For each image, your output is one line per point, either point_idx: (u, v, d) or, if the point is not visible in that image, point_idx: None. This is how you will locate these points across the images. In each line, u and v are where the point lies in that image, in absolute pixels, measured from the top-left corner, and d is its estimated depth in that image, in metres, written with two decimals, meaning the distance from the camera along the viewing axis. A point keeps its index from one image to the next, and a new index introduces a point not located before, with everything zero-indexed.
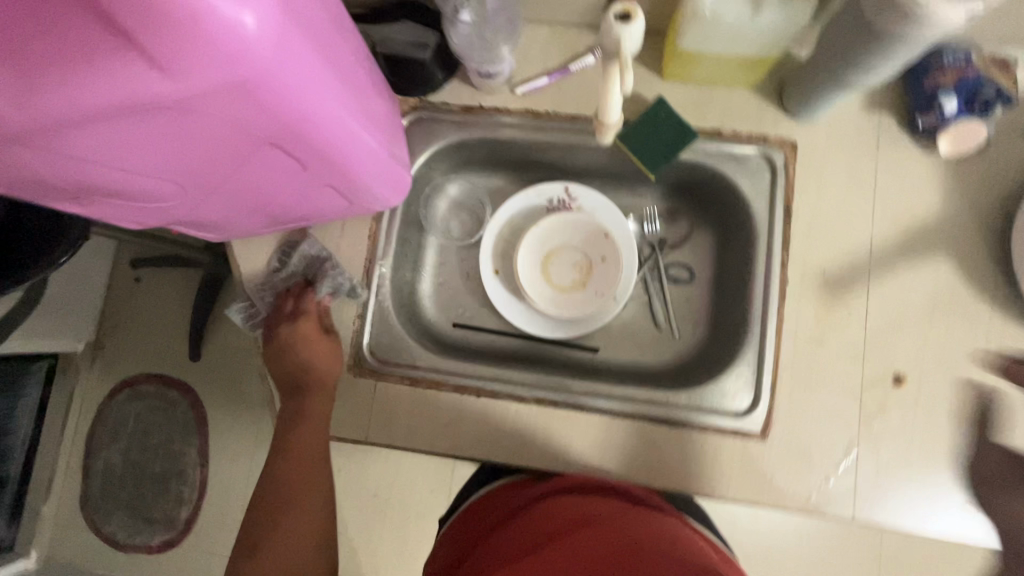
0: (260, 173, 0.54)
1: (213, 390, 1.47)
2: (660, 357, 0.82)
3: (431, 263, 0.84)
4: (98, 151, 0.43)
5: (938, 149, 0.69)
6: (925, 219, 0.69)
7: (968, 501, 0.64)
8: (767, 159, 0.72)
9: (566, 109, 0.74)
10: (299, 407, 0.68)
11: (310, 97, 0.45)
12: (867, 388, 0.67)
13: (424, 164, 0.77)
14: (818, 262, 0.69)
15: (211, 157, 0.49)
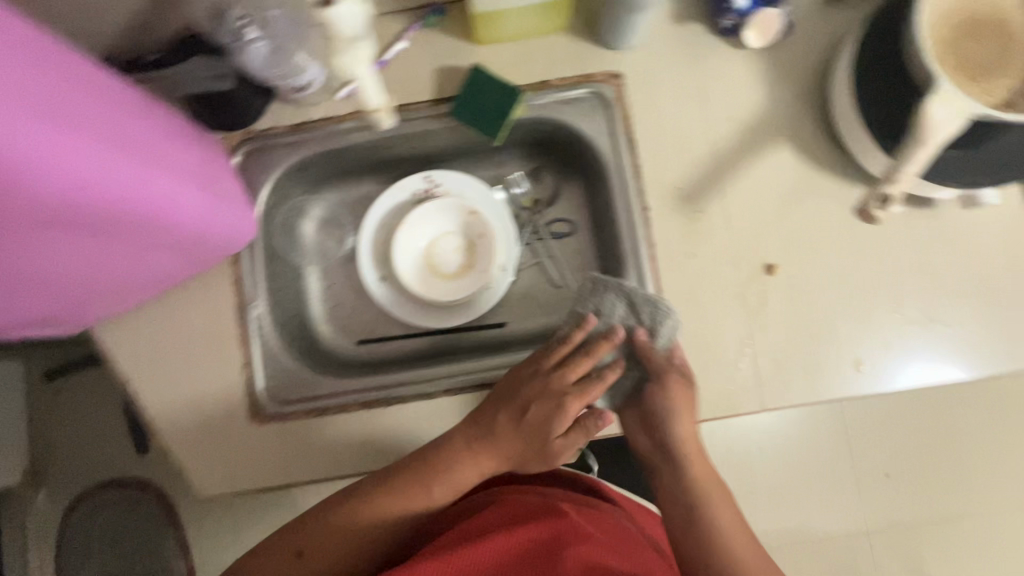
0: (67, 257, 0.53)
1: (166, 477, 1.41)
2: (564, 313, 0.83)
3: (316, 289, 0.82)
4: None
5: (748, 44, 0.70)
6: (756, 111, 0.71)
7: (855, 360, 0.69)
8: (599, 96, 0.72)
9: (393, 100, 0.73)
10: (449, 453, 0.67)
11: (69, 172, 0.44)
12: (745, 285, 0.70)
13: (272, 194, 0.74)
14: (670, 181, 0.71)
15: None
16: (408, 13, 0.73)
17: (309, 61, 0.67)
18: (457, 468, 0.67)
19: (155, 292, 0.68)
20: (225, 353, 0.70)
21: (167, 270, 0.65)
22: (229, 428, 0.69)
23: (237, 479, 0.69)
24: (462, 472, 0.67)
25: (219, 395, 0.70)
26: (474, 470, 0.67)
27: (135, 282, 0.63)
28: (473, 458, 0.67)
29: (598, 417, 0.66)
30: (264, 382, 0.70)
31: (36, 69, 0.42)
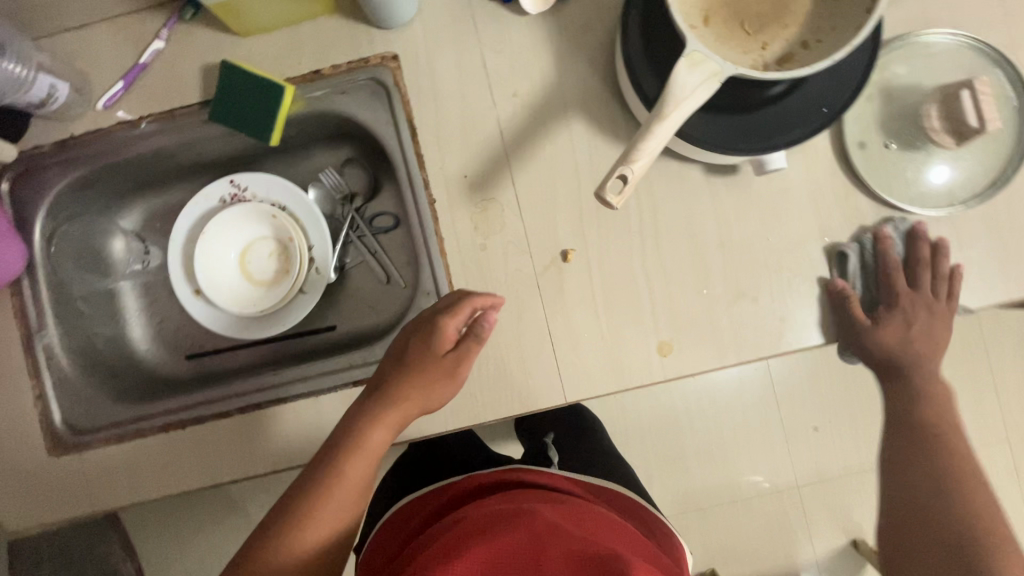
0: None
1: None
2: (391, 312, 0.80)
3: (133, 307, 0.79)
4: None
5: (527, 9, 0.65)
6: (544, 85, 0.66)
7: (661, 345, 0.65)
8: (377, 82, 0.67)
9: (160, 105, 0.68)
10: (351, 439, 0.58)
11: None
12: (542, 274, 0.66)
13: (52, 216, 0.71)
14: (458, 168, 0.66)
15: None
16: (165, 8, 0.68)
17: (31, 73, 0.61)
18: (361, 445, 0.58)
19: None
20: (13, 386, 0.68)
21: None
22: (25, 463, 0.67)
23: (36, 516, 0.67)
24: (372, 444, 0.59)
25: (11, 430, 0.67)
26: (383, 436, 0.59)
27: None
28: (378, 425, 0.59)
29: (474, 341, 0.58)
30: (60, 413, 0.68)
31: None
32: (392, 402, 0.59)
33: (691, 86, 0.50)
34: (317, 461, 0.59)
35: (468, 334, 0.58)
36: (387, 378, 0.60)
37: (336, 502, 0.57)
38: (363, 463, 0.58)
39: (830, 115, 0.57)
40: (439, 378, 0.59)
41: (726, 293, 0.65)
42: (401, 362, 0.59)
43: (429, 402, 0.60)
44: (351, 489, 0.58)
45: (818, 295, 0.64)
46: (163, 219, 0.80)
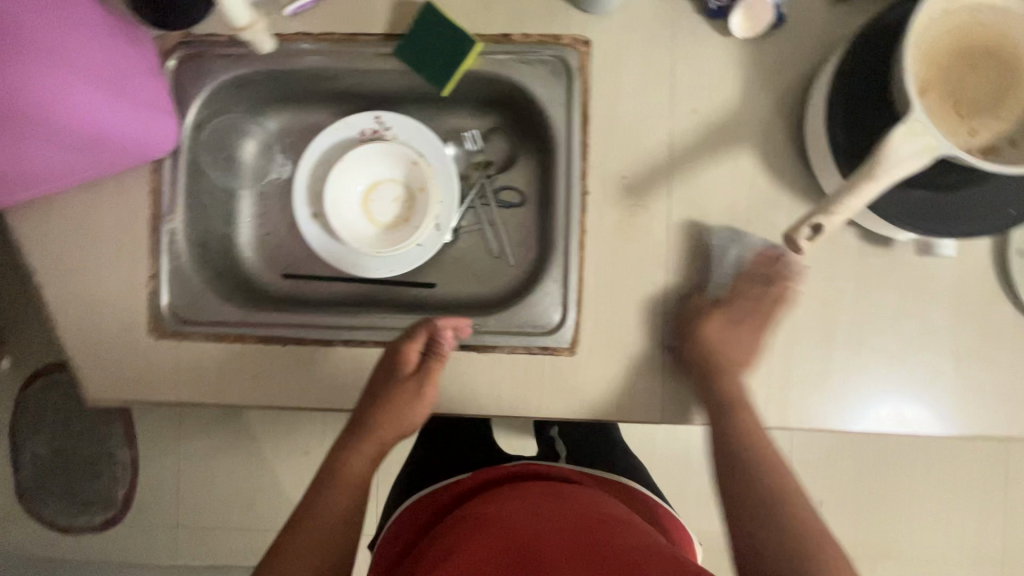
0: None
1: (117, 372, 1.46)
2: (494, 285, 0.80)
3: (247, 213, 0.79)
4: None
5: (733, 31, 0.64)
6: (726, 109, 0.65)
7: (767, 390, 0.66)
8: (561, 61, 0.67)
9: (344, 27, 0.67)
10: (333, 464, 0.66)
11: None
12: (671, 292, 0.66)
13: (206, 106, 0.71)
14: (618, 168, 0.66)
15: None
16: None
17: None
18: (342, 467, 0.66)
19: (66, 188, 0.66)
20: (130, 261, 0.68)
21: (74, 167, 0.62)
22: (127, 336, 0.68)
23: (125, 390, 0.68)
24: (353, 463, 0.66)
25: (121, 302, 0.68)
26: (364, 458, 0.67)
27: (41, 174, 0.61)
28: (360, 447, 0.66)
29: (427, 373, 0.64)
30: (168, 297, 0.69)
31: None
32: (363, 431, 0.66)
33: (905, 155, 0.50)
34: (314, 491, 0.65)
35: (427, 355, 0.64)
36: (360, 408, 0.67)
37: (327, 526, 0.62)
38: (347, 486, 0.65)
39: (1015, 218, 0.57)
40: (403, 404, 0.65)
41: (847, 359, 0.65)
42: (372, 395, 0.66)
43: (401, 425, 0.66)
44: (335, 510, 0.63)
45: (934, 385, 0.64)
46: (299, 135, 0.80)
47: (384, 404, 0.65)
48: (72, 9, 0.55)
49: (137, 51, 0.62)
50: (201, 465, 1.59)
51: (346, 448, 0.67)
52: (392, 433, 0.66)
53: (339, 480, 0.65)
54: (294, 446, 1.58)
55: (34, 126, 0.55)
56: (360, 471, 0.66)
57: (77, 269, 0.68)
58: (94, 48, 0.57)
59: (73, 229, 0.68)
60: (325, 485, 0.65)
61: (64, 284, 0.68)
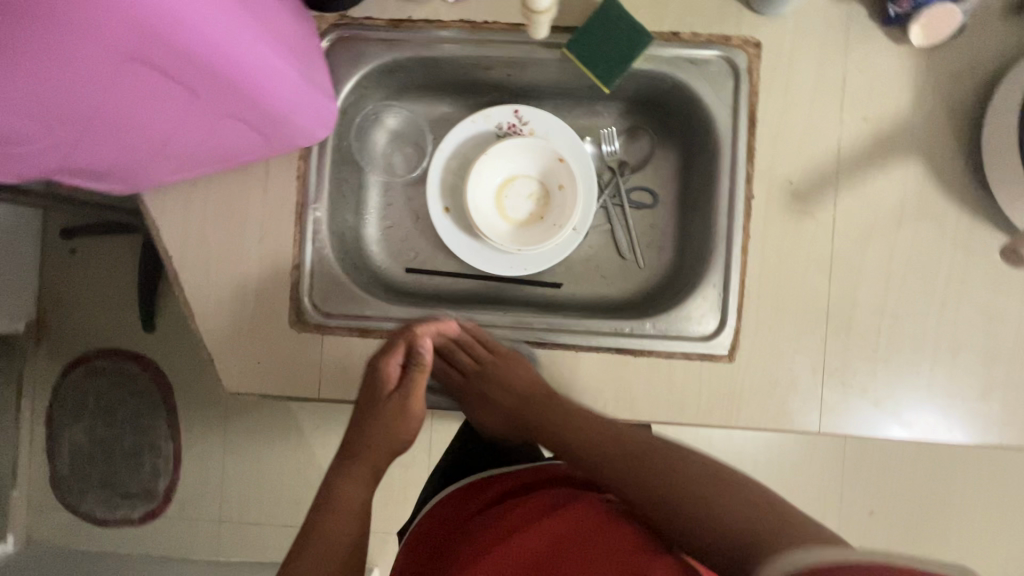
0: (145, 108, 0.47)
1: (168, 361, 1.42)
2: (623, 288, 0.78)
3: (375, 204, 0.77)
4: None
5: (910, 40, 0.63)
6: (895, 118, 0.65)
7: (927, 404, 0.65)
8: (730, 61, 0.65)
9: (508, 17, 0.65)
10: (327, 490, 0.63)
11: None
12: (832, 300, 0.65)
13: (353, 92, 0.68)
14: (784, 172, 0.65)
15: (100, 101, 0.45)
16: None
17: None
18: (338, 493, 0.62)
19: (212, 170, 0.63)
20: (274, 250, 0.66)
21: (240, 147, 0.59)
22: (267, 328, 0.66)
23: (261, 382, 0.66)
24: (348, 491, 0.63)
25: (262, 292, 0.66)
26: (358, 484, 0.64)
27: (208, 151, 0.58)
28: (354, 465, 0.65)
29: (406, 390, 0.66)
30: (310, 289, 0.66)
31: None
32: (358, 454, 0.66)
33: None
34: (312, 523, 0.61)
35: (408, 366, 0.65)
36: (359, 426, 0.67)
37: (335, 551, 0.59)
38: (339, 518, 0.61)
39: None
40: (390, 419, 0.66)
41: (1008, 374, 0.64)
42: (364, 418, 0.67)
43: (396, 443, 0.67)
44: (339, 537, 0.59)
45: None
46: (430, 126, 0.78)
47: (380, 424, 0.66)
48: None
49: (305, 31, 0.59)
50: (246, 458, 1.55)
51: (340, 476, 0.64)
52: (395, 447, 0.67)
53: (338, 506, 0.61)
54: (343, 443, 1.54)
55: (237, 103, 0.51)
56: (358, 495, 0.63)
57: (219, 255, 0.65)
58: (286, 23, 0.54)
59: (218, 214, 0.65)
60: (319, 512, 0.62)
61: (205, 271, 0.65)
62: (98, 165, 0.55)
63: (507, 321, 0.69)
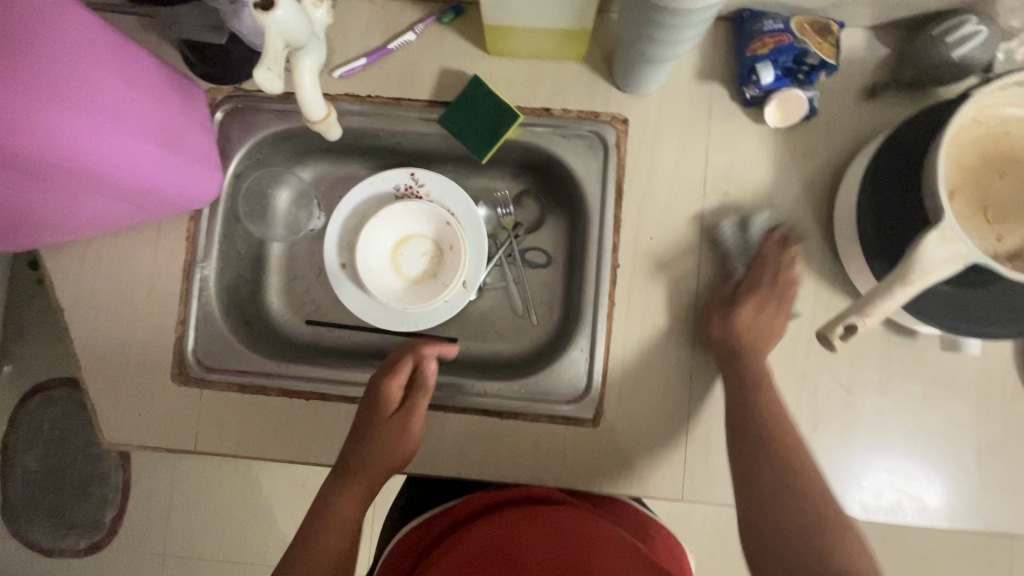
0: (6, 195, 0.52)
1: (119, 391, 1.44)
2: (516, 344, 0.80)
3: (276, 259, 0.80)
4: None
5: (766, 120, 0.66)
6: (756, 192, 0.67)
7: None
8: (598, 136, 0.68)
9: (390, 92, 0.70)
10: (320, 505, 0.62)
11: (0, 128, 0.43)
12: (697, 367, 0.67)
13: (247, 157, 0.72)
14: (650, 243, 0.67)
15: None
16: (426, 6, 0.70)
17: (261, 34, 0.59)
18: (335, 506, 0.61)
19: (93, 230, 0.67)
20: (160, 306, 0.69)
21: (116, 214, 0.64)
22: (150, 380, 0.68)
23: (142, 433, 0.68)
24: (345, 506, 0.61)
25: (147, 346, 0.68)
26: (353, 497, 0.62)
27: (83, 218, 0.62)
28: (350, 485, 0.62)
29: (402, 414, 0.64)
30: (193, 345, 0.69)
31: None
32: (348, 468, 0.63)
33: (936, 261, 0.50)
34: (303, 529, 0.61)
35: (411, 388, 0.65)
36: (352, 451, 0.63)
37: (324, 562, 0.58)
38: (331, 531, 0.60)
39: None
40: (397, 446, 0.63)
41: (868, 444, 0.65)
42: (351, 438, 0.64)
43: (388, 470, 0.63)
44: (327, 561, 0.58)
45: (957, 476, 0.64)
46: (333, 186, 0.81)
47: (360, 445, 0.63)
48: (138, 71, 0.56)
49: (181, 107, 0.63)
50: (194, 490, 1.55)
51: (326, 495, 0.62)
52: (380, 478, 0.63)
53: (334, 524, 0.60)
54: (290, 479, 1.54)
55: (100, 185, 0.56)
56: (350, 513, 0.61)
57: (108, 310, 0.68)
58: (154, 108, 0.58)
59: (109, 272, 0.69)
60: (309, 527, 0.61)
61: (93, 325, 0.68)
62: None
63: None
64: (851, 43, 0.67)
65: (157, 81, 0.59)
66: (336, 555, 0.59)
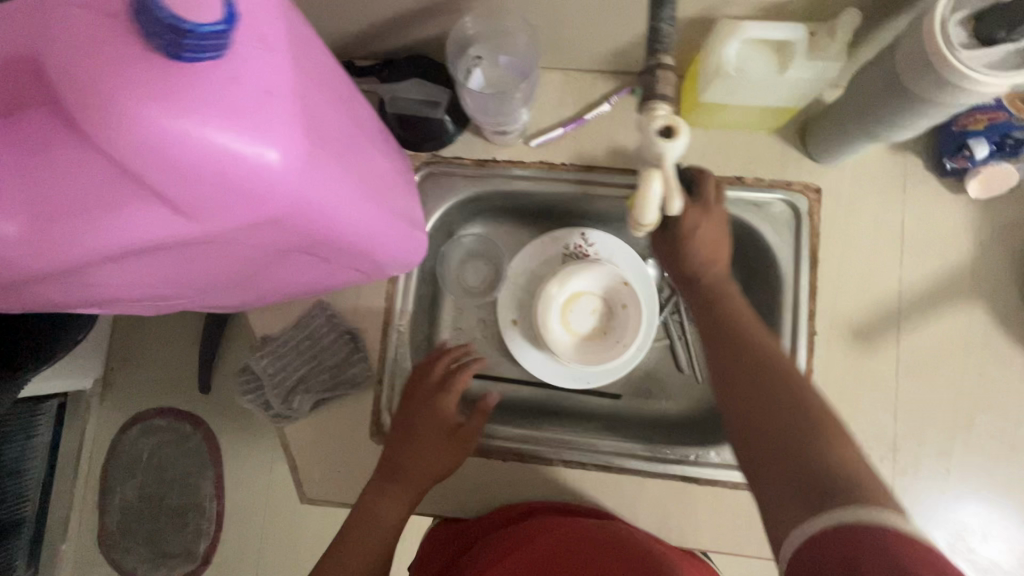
0: (275, 273, 0.49)
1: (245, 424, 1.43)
2: (682, 405, 0.80)
3: (447, 314, 0.81)
4: (58, 286, 0.38)
5: (967, 192, 0.67)
6: (958, 263, 0.67)
7: (1000, 550, 0.64)
8: (791, 206, 0.70)
9: (582, 160, 0.72)
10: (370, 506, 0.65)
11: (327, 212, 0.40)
12: (902, 439, 0.66)
13: (440, 221, 0.75)
14: (847, 311, 0.68)
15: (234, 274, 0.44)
16: (618, 78, 0.72)
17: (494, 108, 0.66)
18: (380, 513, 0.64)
19: (287, 296, 0.62)
20: (355, 367, 0.70)
21: (328, 283, 0.59)
22: (350, 440, 0.70)
23: (343, 492, 0.70)
24: (386, 509, 0.64)
25: (348, 407, 0.70)
26: (398, 505, 0.64)
27: (297, 287, 0.57)
28: (388, 492, 0.65)
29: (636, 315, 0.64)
30: (390, 406, 0.71)
31: (316, 79, 0.36)
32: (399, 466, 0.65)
33: None
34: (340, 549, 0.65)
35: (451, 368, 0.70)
36: (394, 455, 0.66)
37: (376, 539, 0.65)
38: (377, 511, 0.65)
39: None
40: (436, 429, 0.67)
41: None
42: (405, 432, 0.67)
43: (438, 459, 0.66)
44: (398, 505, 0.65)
45: None
46: (501, 243, 0.83)
47: (422, 424, 0.67)
48: (382, 139, 0.52)
49: (400, 169, 0.59)
50: (284, 524, 1.37)
51: (375, 494, 0.65)
52: (423, 481, 0.66)
53: (380, 501, 0.65)
54: None
55: (348, 259, 0.51)
56: (393, 517, 0.65)
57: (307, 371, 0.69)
58: (391, 174, 0.54)
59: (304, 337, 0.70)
60: (371, 499, 0.65)
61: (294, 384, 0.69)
62: (187, 305, 0.53)
63: (576, 441, 0.72)
64: None
65: (388, 147, 0.55)
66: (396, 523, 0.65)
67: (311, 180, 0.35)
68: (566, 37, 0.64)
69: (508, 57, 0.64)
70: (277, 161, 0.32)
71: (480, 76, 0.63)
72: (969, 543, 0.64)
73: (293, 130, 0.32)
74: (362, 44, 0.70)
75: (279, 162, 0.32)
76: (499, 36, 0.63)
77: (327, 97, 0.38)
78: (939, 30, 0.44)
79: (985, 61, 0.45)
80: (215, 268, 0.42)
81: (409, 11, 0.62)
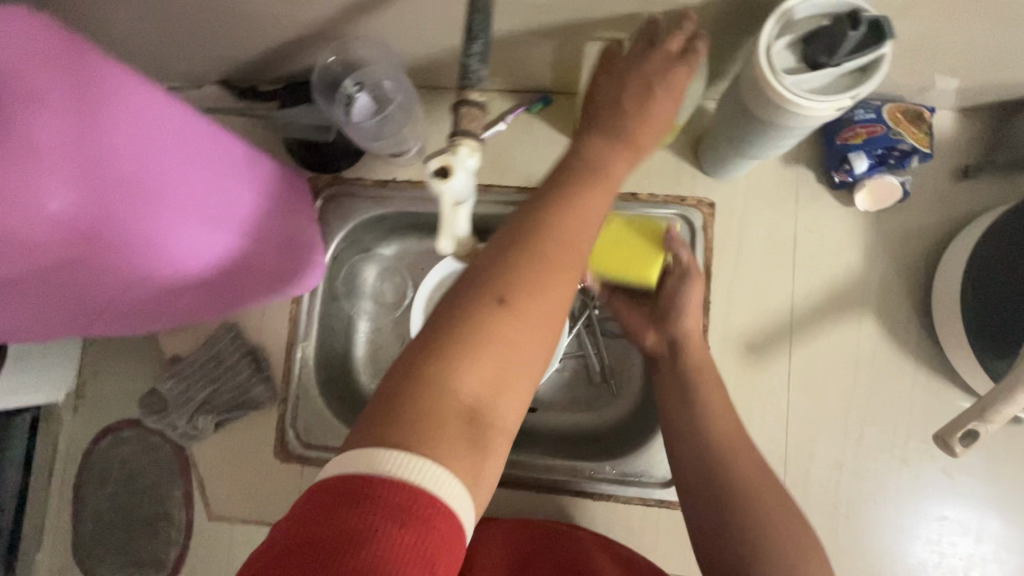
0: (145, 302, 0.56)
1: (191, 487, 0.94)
2: (598, 416, 0.78)
3: (362, 334, 0.79)
4: None
5: (857, 204, 0.67)
6: (847, 275, 0.68)
7: (889, 564, 0.64)
8: (684, 220, 0.69)
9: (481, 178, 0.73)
10: (460, 311, 0.39)
11: (131, 245, 0.46)
12: (792, 453, 0.66)
13: (345, 240, 0.75)
14: (738, 325, 0.68)
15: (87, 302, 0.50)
16: (515, 96, 0.73)
17: (378, 134, 0.67)
18: (488, 327, 0.38)
19: (203, 314, 0.69)
20: (259, 389, 0.72)
21: (222, 303, 0.66)
22: (254, 457, 0.72)
23: (249, 509, 0.71)
24: (495, 334, 0.38)
25: (254, 425, 0.72)
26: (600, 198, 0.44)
27: (191, 309, 0.64)
28: (606, 179, 0.45)
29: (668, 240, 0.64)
30: (295, 425, 0.71)
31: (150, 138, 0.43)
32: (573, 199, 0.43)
33: None
34: (514, 276, 0.39)
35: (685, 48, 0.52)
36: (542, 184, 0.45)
37: (476, 348, 0.37)
38: (545, 239, 0.41)
39: None
40: (579, 188, 0.44)
41: (970, 535, 0.64)
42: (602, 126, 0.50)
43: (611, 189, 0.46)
44: (495, 378, 0.38)
45: None
46: (416, 258, 0.81)
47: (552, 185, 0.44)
48: (262, 180, 0.58)
49: (296, 201, 0.65)
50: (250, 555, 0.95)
51: (522, 221, 0.42)
52: (593, 215, 0.43)
53: (516, 257, 0.40)
54: None
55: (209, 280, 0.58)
56: (565, 261, 0.41)
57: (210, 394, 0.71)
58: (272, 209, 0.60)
59: (206, 362, 0.72)
60: (540, 206, 0.43)
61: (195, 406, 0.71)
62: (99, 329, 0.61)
63: None
64: (943, 125, 0.67)
65: (277, 185, 0.61)
66: (535, 327, 0.39)
67: (95, 216, 0.42)
68: (450, 59, 0.66)
69: (391, 80, 0.65)
70: (54, 208, 0.39)
71: (364, 100, 0.64)
72: (859, 559, 0.64)
73: (71, 180, 0.39)
74: (263, 66, 0.72)
75: (57, 209, 0.39)
76: (384, 62, 0.65)
77: (161, 151, 0.44)
78: (764, 55, 0.45)
79: (812, 86, 0.45)
80: (62, 303, 0.48)
81: (294, 36, 0.64)
